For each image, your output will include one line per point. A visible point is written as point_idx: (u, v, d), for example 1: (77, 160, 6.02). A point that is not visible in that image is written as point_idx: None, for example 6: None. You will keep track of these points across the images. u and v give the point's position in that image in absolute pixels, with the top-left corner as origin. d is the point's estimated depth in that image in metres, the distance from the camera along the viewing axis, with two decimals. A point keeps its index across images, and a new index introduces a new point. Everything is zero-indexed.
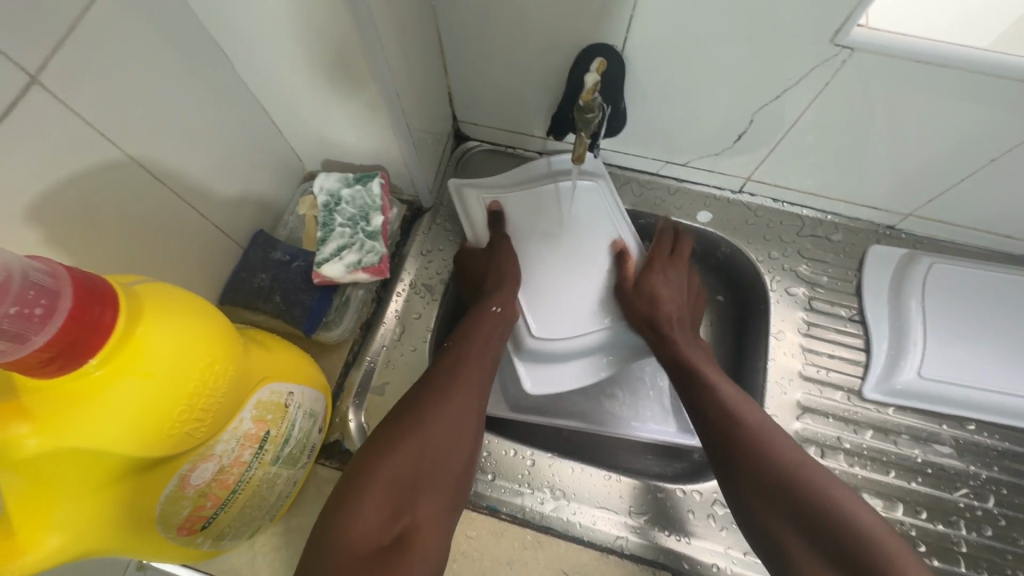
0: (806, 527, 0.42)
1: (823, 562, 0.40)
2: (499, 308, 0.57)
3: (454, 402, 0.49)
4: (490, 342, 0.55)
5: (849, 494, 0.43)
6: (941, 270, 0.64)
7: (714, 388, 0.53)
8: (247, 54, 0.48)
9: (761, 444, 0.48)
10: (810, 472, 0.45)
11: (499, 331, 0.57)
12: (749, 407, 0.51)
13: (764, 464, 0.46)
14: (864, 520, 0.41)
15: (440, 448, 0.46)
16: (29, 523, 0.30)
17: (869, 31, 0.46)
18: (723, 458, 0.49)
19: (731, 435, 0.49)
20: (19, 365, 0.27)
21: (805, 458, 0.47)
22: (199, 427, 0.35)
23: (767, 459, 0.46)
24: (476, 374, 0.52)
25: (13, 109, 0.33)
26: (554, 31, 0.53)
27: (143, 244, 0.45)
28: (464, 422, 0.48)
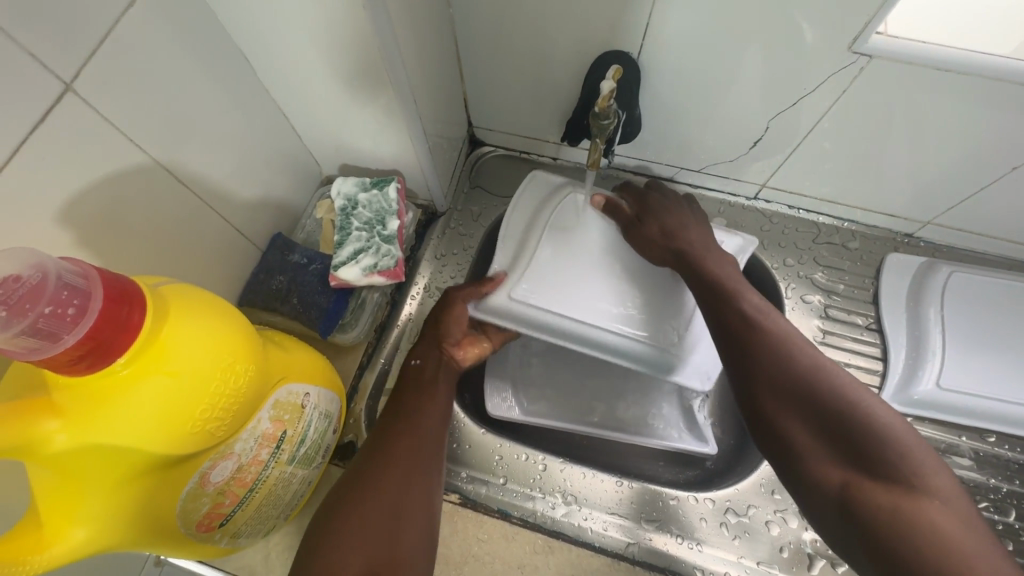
0: (827, 432, 0.40)
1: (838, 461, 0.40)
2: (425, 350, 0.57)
3: (394, 462, 0.48)
4: (432, 393, 0.55)
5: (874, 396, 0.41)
6: (961, 279, 0.63)
7: (738, 297, 0.50)
8: (270, 61, 0.49)
9: (785, 351, 0.45)
10: (835, 377, 0.42)
11: (429, 381, 0.56)
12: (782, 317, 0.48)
13: (785, 369, 0.43)
14: (889, 423, 0.39)
15: (398, 495, 0.46)
16: (57, 516, 0.31)
17: (887, 40, 0.46)
18: (742, 358, 0.46)
19: (753, 334, 0.46)
20: (53, 363, 0.28)
21: (826, 360, 0.44)
22: (219, 426, 0.36)
23: (788, 364, 0.44)
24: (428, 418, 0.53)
25: (48, 116, 0.34)
26: (570, 38, 0.54)
27: (167, 246, 0.46)
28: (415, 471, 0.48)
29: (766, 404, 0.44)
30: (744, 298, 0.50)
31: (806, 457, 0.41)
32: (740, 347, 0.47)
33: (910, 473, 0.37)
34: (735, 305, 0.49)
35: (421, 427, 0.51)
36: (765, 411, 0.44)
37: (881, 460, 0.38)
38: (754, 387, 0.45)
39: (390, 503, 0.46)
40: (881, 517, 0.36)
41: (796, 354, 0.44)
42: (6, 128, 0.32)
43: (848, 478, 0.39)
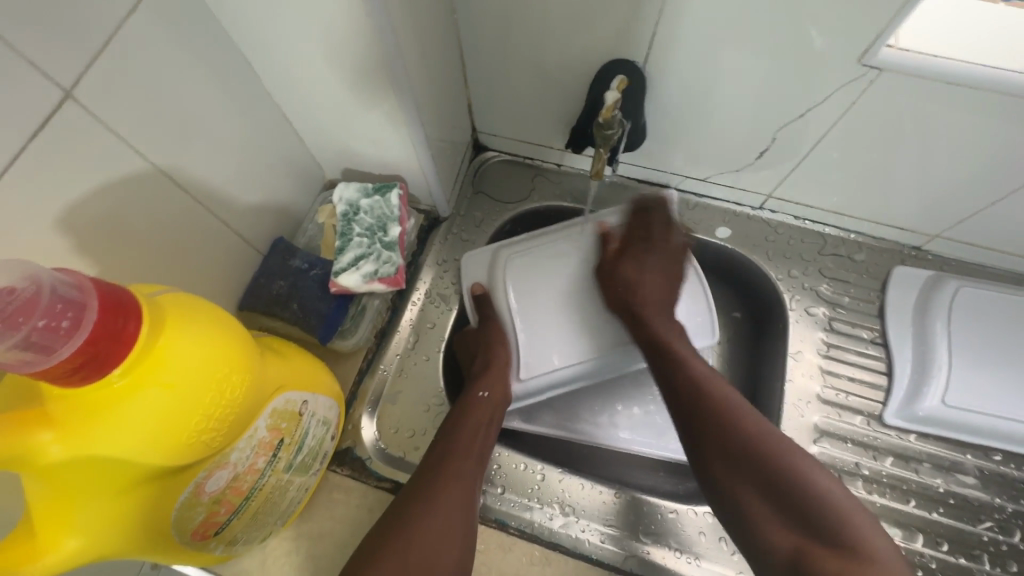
0: (776, 497, 0.41)
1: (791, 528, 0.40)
2: (486, 391, 0.55)
3: (442, 495, 0.46)
4: (483, 424, 0.52)
5: (814, 464, 0.43)
6: (970, 293, 0.62)
7: (685, 363, 0.52)
8: (273, 66, 0.49)
9: (734, 414, 0.46)
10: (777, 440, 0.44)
11: (489, 415, 0.54)
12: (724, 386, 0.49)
13: (735, 433, 0.45)
14: (828, 489, 0.41)
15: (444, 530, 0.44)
16: (52, 526, 0.31)
17: (898, 52, 0.45)
18: (692, 424, 0.48)
19: (704, 399, 0.48)
20: (47, 374, 0.28)
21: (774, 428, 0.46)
22: (216, 436, 0.36)
23: (737, 428, 0.45)
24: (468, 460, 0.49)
25: (49, 122, 0.34)
26: (576, 44, 0.53)
27: (166, 252, 0.46)
28: (461, 505, 0.46)
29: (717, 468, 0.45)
30: (688, 365, 0.52)
31: (757, 523, 0.42)
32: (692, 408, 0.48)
33: (852, 537, 0.38)
34: (683, 372, 0.51)
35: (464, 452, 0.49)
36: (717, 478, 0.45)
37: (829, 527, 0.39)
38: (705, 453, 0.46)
39: (432, 537, 0.43)
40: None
41: (745, 418, 0.46)
42: (8, 134, 0.32)
43: (799, 543, 0.39)
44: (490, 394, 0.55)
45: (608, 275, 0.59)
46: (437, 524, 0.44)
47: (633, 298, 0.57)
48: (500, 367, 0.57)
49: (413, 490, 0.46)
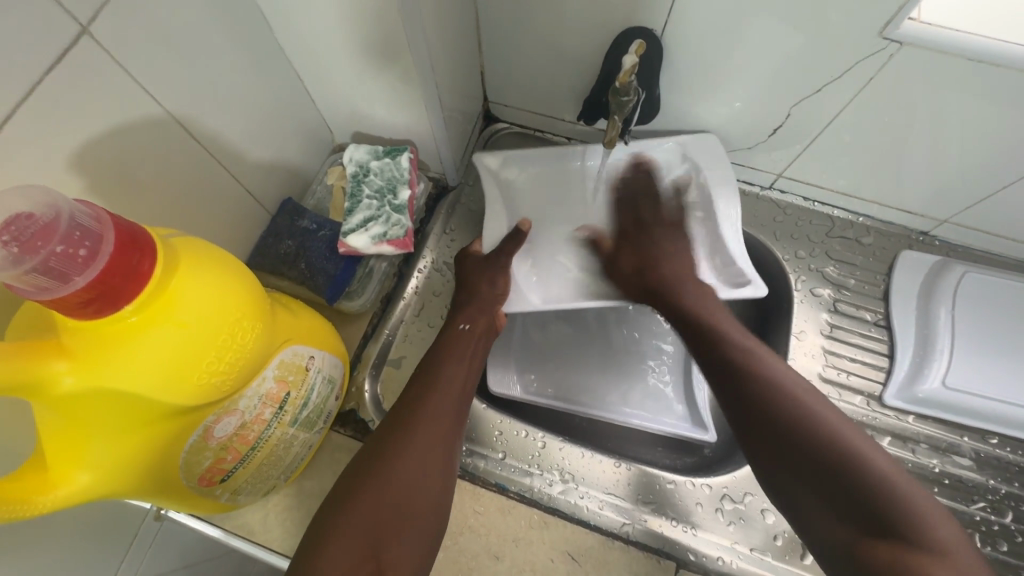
0: (809, 471, 0.42)
1: (837, 515, 0.40)
2: (467, 325, 0.56)
3: (416, 436, 0.46)
4: (465, 359, 0.53)
5: (874, 451, 0.42)
6: (976, 279, 0.62)
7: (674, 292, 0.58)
8: (288, 20, 0.48)
9: (769, 389, 0.46)
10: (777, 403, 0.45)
11: (472, 348, 0.55)
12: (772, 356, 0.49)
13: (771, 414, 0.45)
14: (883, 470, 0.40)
15: (417, 469, 0.45)
16: (63, 459, 0.32)
17: (921, 26, 0.44)
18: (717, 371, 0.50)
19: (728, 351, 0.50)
20: (61, 303, 0.28)
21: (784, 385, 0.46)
22: (225, 381, 0.36)
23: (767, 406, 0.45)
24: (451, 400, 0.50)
25: (62, 59, 0.33)
26: (593, 12, 0.53)
27: (176, 202, 0.45)
28: (436, 440, 0.47)
29: (761, 437, 0.45)
30: (727, 341, 0.51)
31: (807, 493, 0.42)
32: (726, 382, 0.49)
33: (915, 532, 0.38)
34: (720, 350, 0.50)
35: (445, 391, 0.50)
36: (767, 455, 0.45)
37: (877, 518, 0.39)
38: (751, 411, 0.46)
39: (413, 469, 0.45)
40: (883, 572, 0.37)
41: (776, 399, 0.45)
42: (22, 68, 0.32)
43: (853, 534, 0.39)
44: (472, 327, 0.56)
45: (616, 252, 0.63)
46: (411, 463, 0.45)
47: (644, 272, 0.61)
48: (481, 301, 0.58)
49: (376, 449, 0.46)
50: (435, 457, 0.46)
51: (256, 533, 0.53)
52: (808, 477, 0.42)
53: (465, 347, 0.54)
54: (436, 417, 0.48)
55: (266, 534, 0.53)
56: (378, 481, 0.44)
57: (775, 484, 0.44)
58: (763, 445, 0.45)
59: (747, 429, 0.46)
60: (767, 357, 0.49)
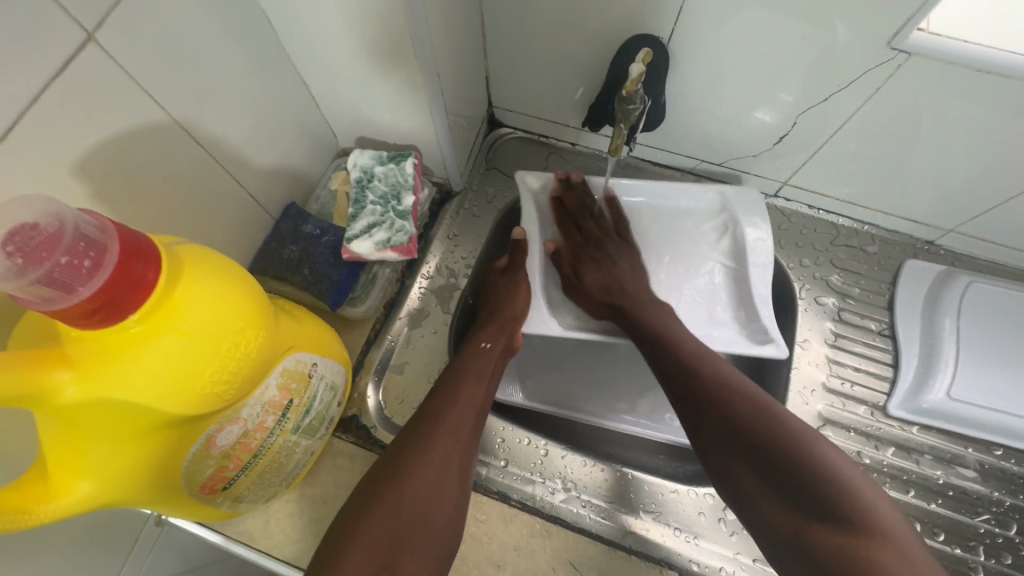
0: (755, 460, 0.42)
1: (781, 502, 0.40)
2: (489, 343, 0.55)
3: (436, 448, 0.45)
4: (484, 377, 0.52)
5: (821, 440, 0.41)
6: (981, 289, 0.62)
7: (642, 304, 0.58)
8: (293, 25, 0.48)
9: (724, 386, 0.47)
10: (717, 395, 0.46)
11: (491, 366, 0.54)
12: (718, 362, 0.50)
13: (725, 409, 0.45)
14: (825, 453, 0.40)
15: (435, 483, 0.43)
16: (65, 468, 0.32)
17: (929, 36, 0.44)
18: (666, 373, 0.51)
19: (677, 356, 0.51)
20: (65, 313, 0.28)
21: (728, 381, 0.47)
22: (228, 389, 0.36)
23: (718, 401, 0.46)
24: (466, 414, 0.48)
25: (68, 66, 0.33)
26: (600, 19, 0.52)
27: (180, 208, 0.45)
28: (454, 452, 0.45)
29: (708, 429, 0.46)
30: (682, 344, 0.52)
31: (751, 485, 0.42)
32: (682, 382, 0.50)
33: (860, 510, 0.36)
34: (676, 353, 0.52)
35: (463, 404, 0.49)
36: (712, 446, 0.45)
37: (818, 502, 0.38)
38: (696, 407, 0.47)
39: (428, 484, 0.43)
40: (822, 557, 0.36)
41: (732, 395, 0.46)
42: (28, 75, 0.31)
43: (795, 522, 0.38)
44: (492, 345, 0.55)
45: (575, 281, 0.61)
46: (430, 475, 0.43)
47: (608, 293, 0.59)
48: (504, 320, 0.57)
49: (389, 464, 0.43)
50: (451, 473, 0.44)
51: (257, 539, 0.52)
52: (754, 466, 0.42)
53: (484, 363, 0.53)
54: (455, 429, 0.47)
55: (267, 540, 0.52)
56: (395, 493, 0.41)
57: (723, 475, 0.44)
58: (709, 436, 0.46)
59: (697, 423, 0.47)
60: (718, 358, 0.51)
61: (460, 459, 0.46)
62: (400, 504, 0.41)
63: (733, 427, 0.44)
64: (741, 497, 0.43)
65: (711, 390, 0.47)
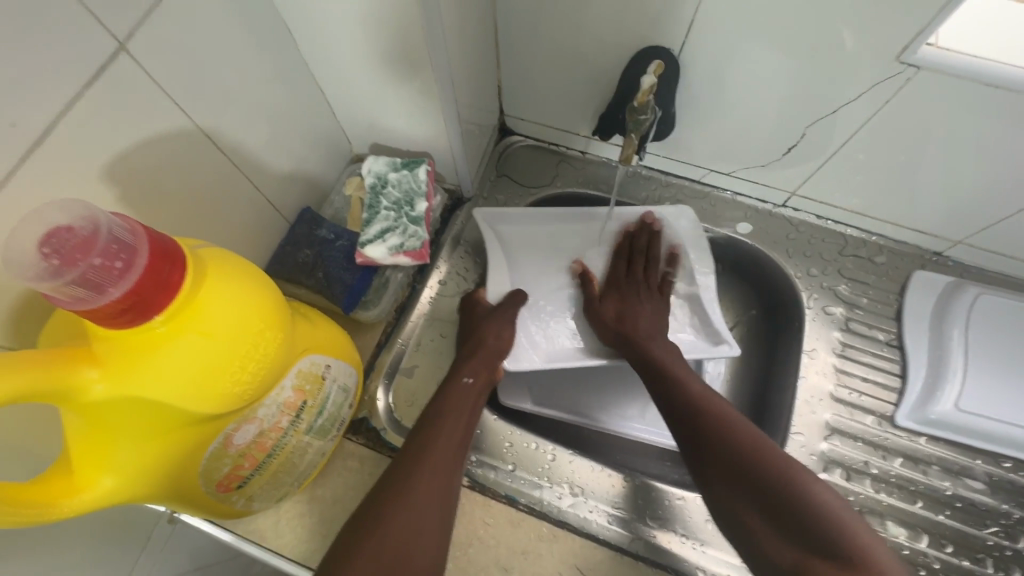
0: (759, 497, 0.43)
1: (783, 539, 0.40)
2: (470, 377, 0.56)
3: (414, 496, 0.44)
4: (465, 413, 0.53)
5: (820, 483, 0.43)
6: (990, 301, 0.62)
7: (645, 338, 0.58)
8: (313, 34, 0.49)
9: (725, 423, 0.48)
10: (720, 430, 0.47)
11: (470, 403, 0.54)
12: (713, 398, 0.51)
13: (728, 447, 0.46)
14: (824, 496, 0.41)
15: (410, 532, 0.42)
16: (89, 463, 0.33)
17: (937, 51, 0.45)
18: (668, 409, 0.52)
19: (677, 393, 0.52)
20: (96, 313, 0.29)
21: (729, 418, 0.49)
22: (247, 389, 0.37)
23: (720, 437, 0.47)
24: (448, 451, 0.49)
25: (102, 73, 0.34)
26: (613, 30, 0.53)
27: (201, 212, 0.46)
28: (432, 497, 0.45)
29: (710, 464, 0.46)
30: (685, 381, 0.53)
31: (751, 523, 0.42)
32: (687, 415, 0.50)
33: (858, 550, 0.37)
34: (679, 388, 0.53)
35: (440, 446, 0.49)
36: (713, 481, 0.46)
37: (825, 538, 0.38)
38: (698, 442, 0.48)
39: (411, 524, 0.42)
40: None
41: (734, 430, 0.47)
42: (64, 82, 0.33)
43: (801, 558, 0.39)
44: (474, 380, 0.56)
45: (593, 312, 0.63)
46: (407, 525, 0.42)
47: (623, 325, 0.60)
48: (484, 354, 0.58)
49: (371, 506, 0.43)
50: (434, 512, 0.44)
51: (269, 538, 0.53)
52: (756, 504, 0.43)
53: (462, 400, 0.54)
54: (434, 469, 0.47)
55: (279, 539, 0.53)
56: (373, 547, 0.40)
57: (723, 510, 0.45)
58: (711, 475, 0.46)
59: (697, 458, 0.48)
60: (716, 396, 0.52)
61: (440, 502, 0.45)
62: (377, 556, 0.39)
63: (736, 461, 0.45)
64: (742, 534, 0.43)
65: (713, 424, 0.48)
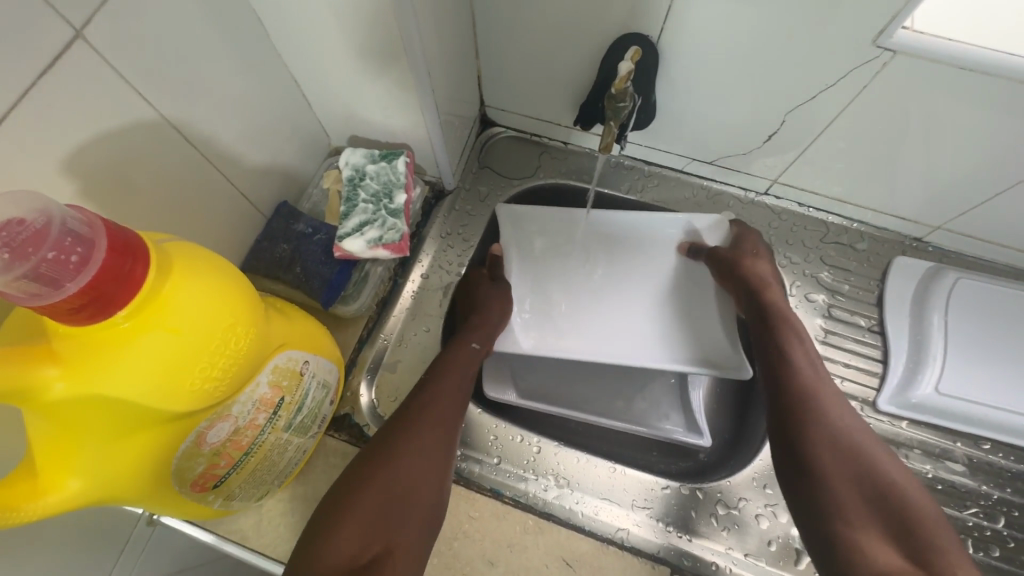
0: (863, 486, 0.47)
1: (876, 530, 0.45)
2: (478, 344, 0.57)
3: (416, 445, 0.47)
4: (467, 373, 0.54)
5: (905, 479, 0.47)
6: (969, 285, 0.62)
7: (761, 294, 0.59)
8: (284, 24, 0.48)
9: (813, 409, 0.51)
10: (829, 413, 0.50)
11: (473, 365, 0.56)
12: (808, 361, 0.54)
13: (829, 442, 0.49)
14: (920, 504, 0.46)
15: (409, 480, 0.46)
16: (53, 465, 0.32)
17: (913, 35, 0.45)
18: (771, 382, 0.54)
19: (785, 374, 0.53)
20: (51, 309, 0.28)
21: (842, 409, 0.51)
22: (219, 385, 0.36)
23: (806, 423, 0.50)
24: (449, 404, 0.51)
25: (57, 63, 0.33)
26: (591, 17, 0.53)
27: (169, 206, 0.45)
28: (429, 448, 0.48)
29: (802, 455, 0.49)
30: (800, 358, 0.54)
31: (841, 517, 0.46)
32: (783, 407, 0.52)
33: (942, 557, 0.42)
34: (795, 372, 0.53)
35: (439, 405, 0.51)
36: (800, 468, 0.49)
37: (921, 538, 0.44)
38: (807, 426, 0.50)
39: (415, 467, 0.46)
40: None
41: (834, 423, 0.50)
42: (15, 71, 0.31)
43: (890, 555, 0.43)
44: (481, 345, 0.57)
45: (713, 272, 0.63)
46: (405, 475, 0.45)
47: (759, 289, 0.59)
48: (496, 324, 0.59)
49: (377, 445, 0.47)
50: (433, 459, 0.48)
51: (249, 538, 0.52)
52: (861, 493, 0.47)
53: (466, 361, 0.55)
54: (434, 425, 0.49)
55: (260, 539, 0.52)
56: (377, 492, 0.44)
57: (801, 487, 0.49)
58: (792, 451, 0.50)
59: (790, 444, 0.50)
60: (819, 377, 0.53)
61: (443, 453, 0.48)
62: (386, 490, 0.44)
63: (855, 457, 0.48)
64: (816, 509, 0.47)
65: (825, 413, 0.50)
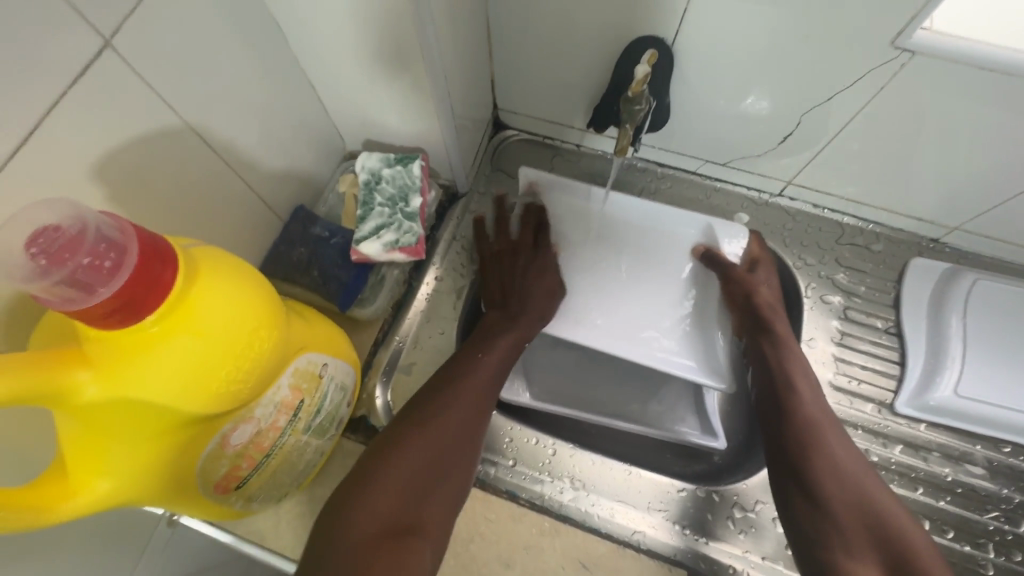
0: (845, 503, 0.46)
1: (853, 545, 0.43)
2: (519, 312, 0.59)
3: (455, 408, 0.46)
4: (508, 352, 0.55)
5: (893, 503, 0.46)
6: (988, 287, 0.62)
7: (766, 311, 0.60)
8: (302, 30, 0.48)
9: (813, 433, 0.50)
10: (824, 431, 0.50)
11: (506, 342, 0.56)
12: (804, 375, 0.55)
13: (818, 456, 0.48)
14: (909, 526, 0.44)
15: (445, 450, 0.44)
16: (83, 466, 0.32)
17: (933, 35, 0.44)
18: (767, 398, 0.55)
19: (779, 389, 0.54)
20: (85, 314, 0.29)
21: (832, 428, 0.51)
22: (243, 388, 0.36)
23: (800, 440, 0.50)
24: (487, 376, 0.51)
25: (85, 72, 0.34)
26: (605, 21, 0.53)
27: (190, 211, 0.46)
28: (469, 417, 0.47)
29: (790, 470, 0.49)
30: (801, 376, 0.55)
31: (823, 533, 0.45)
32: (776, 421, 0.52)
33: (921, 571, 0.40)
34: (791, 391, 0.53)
35: (477, 381, 0.50)
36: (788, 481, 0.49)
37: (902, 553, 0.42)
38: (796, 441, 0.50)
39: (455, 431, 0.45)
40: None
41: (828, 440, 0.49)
42: (45, 81, 0.32)
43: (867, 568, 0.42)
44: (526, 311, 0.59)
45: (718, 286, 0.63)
46: (443, 439, 0.44)
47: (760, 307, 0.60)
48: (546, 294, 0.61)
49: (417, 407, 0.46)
50: (469, 422, 0.47)
51: (270, 539, 0.53)
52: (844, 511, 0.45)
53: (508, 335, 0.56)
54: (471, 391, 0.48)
55: (279, 540, 0.53)
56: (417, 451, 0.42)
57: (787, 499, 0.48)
58: (783, 462, 0.50)
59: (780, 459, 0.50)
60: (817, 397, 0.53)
61: (479, 420, 0.48)
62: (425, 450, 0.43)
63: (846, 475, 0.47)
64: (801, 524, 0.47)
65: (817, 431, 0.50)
